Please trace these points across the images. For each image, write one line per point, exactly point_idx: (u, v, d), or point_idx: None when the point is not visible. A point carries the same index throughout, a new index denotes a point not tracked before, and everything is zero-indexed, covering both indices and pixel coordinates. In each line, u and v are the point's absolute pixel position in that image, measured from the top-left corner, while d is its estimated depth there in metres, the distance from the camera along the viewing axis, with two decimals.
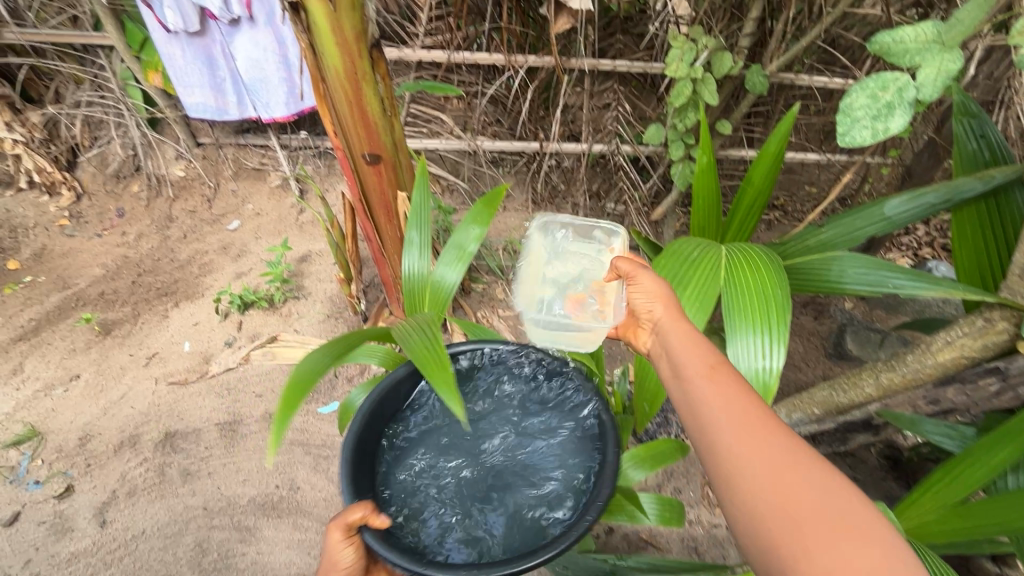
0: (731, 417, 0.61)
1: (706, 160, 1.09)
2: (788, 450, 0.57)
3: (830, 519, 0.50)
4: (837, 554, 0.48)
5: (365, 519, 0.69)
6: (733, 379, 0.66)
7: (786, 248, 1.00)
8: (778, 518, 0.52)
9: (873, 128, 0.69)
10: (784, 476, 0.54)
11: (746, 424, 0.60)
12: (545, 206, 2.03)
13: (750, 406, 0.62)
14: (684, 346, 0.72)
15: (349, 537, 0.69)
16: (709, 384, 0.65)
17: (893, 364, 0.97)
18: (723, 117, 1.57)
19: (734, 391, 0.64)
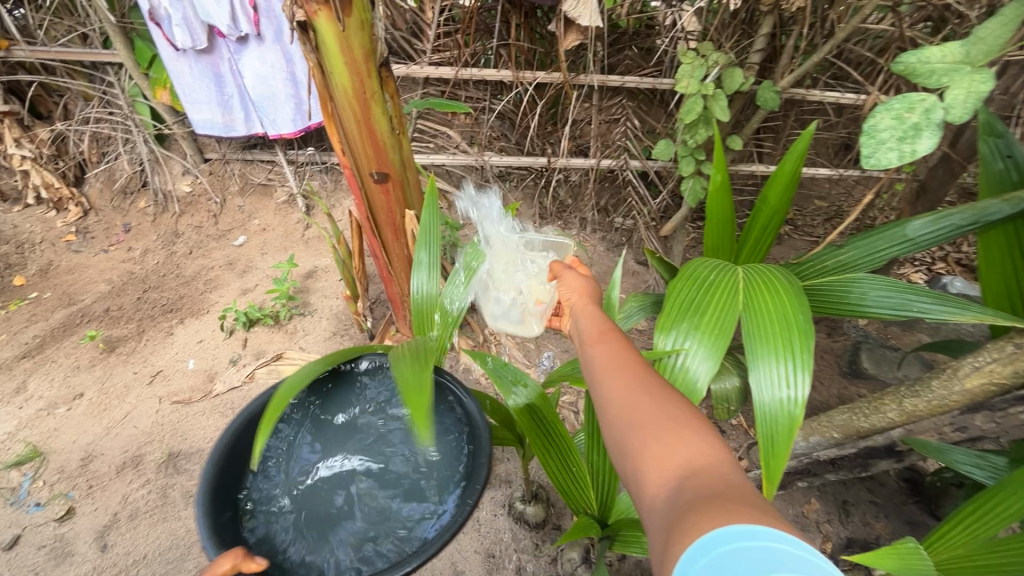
0: (603, 369, 0.68)
1: (721, 178, 1.07)
2: (647, 382, 0.63)
3: (666, 425, 0.55)
4: (663, 444, 0.53)
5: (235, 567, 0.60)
6: (618, 340, 0.73)
7: (804, 269, 0.98)
8: (627, 428, 0.58)
9: (899, 150, 0.66)
10: (638, 400, 0.60)
11: (613, 369, 0.66)
12: (553, 221, 2.03)
13: (624, 356, 0.69)
14: (588, 317, 0.80)
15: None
16: (598, 346, 0.72)
17: (917, 389, 0.93)
18: (734, 132, 1.56)
19: (615, 349, 0.71)
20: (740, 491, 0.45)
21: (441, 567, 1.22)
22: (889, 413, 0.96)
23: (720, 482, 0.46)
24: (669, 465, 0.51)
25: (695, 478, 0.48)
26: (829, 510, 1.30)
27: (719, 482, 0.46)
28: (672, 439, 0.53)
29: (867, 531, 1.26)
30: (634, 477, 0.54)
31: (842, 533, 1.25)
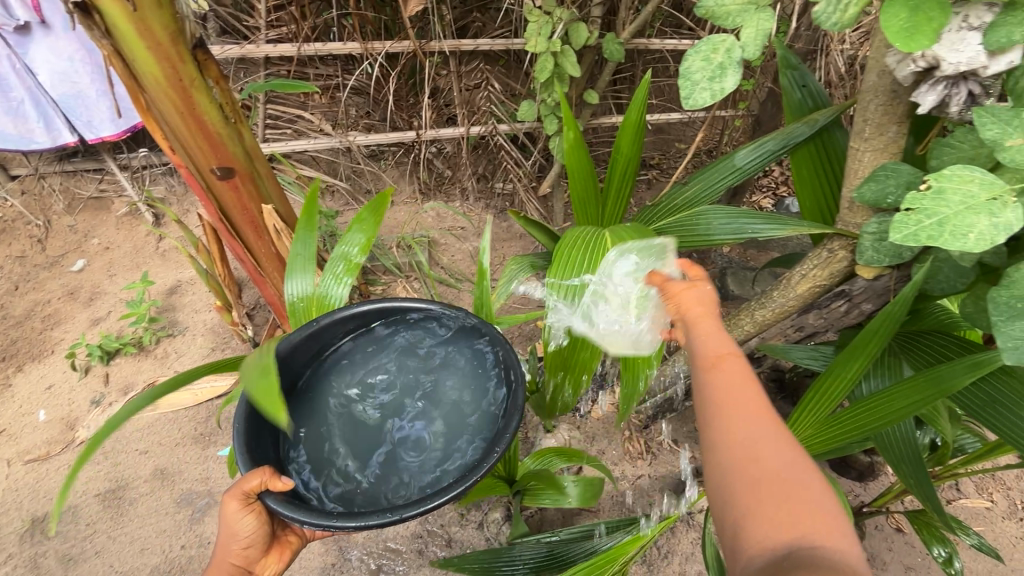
0: (719, 402, 0.56)
1: (572, 135, 1.11)
2: (781, 436, 0.52)
3: (800, 499, 0.47)
4: (793, 520, 0.45)
5: (263, 484, 0.68)
6: (745, 371, 0.57)
7: (658, 210, 1.05)
8: (742, 480, 0.50)
9: (712, 89, 0.72)
10: (764, 450, 0.51)
11: (732, 412, 0.54)
12: (434, 195, 2.01)
13: (748, 394, 0.55)
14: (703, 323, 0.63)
15: (246, 505, 0.73)
16: (715, 374, 0.58)
17: (764, 300, 1.04)
18: (590, 86, 1.60)
19: (737, 382, 0.56)
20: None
21: (370, 561, 1.20)
22: (745, 326, 1.08)
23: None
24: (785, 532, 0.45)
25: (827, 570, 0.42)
26: None
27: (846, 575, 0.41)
28: (793, 512, 0.46)
29: None
30: (735, 536, 0.49)
31: None
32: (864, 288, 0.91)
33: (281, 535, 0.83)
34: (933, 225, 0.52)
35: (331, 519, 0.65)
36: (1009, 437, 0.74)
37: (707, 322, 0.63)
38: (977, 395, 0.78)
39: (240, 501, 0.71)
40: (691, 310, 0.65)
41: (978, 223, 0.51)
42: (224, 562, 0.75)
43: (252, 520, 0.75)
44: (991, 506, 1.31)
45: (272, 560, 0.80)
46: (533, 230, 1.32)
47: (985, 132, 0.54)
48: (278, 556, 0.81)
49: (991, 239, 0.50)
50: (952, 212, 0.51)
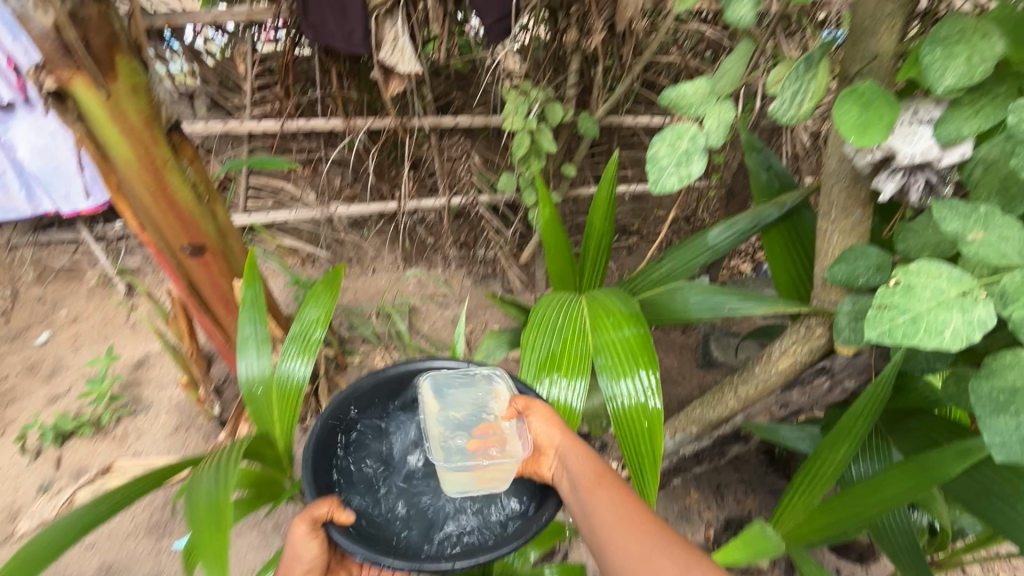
0: (612, 521, 0.68)
1: (547, 212, 1.14)
2: (662, 543, 0.64)
3: None
4: None
5: (330, 514, 0.71)
6: (619, 489, 0.71)
7: (634, 284, 1.05)
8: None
9: (679, 174, 0.73)
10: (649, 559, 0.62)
11: (621, 530, 0.66)
12: (416, 261, 2.01)
13: (625, 508, 0.69)
14: (580, 457, 0.76)
15: (315, 531, 0.71)
16: (595, 497, 0.71)
17: (746, 375, 1.02)
18: (567, 159, 1.64)
19: (615, 503, 0.69)
20: None
21: None
22: (729, 402, 1.05)
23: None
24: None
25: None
26: (707, 496, 1.38)
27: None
28: None
29: (740, 507, 1.36)
30: None
31: (721, 516, 1.34)
32: (845, 364, 0.89)
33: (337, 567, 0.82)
34: (906, 323, 0.52)
35: (382, 556, 0.69)
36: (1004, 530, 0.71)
37: (577, 449, 0.78)
38: (971, 485, 0.75)
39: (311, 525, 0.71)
40: (554, 434, 0.79)
41: (950, 319, 0.51)
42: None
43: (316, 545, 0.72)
44: None
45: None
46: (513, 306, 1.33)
47: (947, 224, 0.55)
48: None
49: (965, 337, 0.50)
50: (925, 310, 0.52)
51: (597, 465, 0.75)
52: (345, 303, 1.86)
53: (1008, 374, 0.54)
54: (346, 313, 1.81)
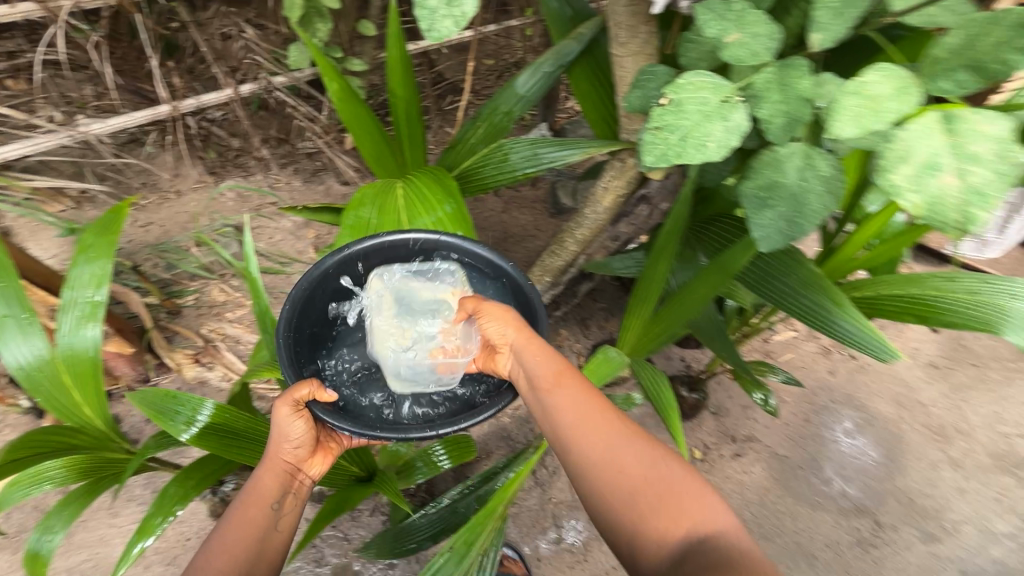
0: (578, 420, 0.67)
1: (336, 84, 0.96)
2: (642, 452, 0.64)
3: (666, 494, 0.61)
4: (671, 512, 0.59)
5: (312, 394, 0.71)
6: (578, 381, 0.71)
7: (460, 145, 0.97)
8: (642, 499, 0.61)
9: (452, 15, 0.63)
10: (632, 480, 0.62)
11: (593, 430, 0.66)
12: (227, 171, 1.72)
13: (590, 406, 0.68)
14: (530, 350, 0.73)
15: (298, 410, 0.71)
16: (559, 396, 0.69)
17: (580, 219, 1.06)
18: (363, 15, 1.41)
19: (579, 398, 0.69)
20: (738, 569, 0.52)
21: None
22: (570, 247, 1.10)
23: (728, 557, 0.54)
24: (676, 526, 0.58)
25: (706, 548, 0.55)
26: None
27: (729, 552, 0.54)
28: (677, 512, 0.59)
29: None
30: (628, 543, 0.60)
31: None
32: (658, 188, 0.96)
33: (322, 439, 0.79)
34: (677, 141, 0.52)
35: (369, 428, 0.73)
36: (809, 320, 0.76)
37: (533, 346, 0.73)
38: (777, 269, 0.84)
39: (293, 407, 0.70)
40: (507, 331, 0.75)
41: (712, 130, 0.51)
42: (277, 463, 0.69)
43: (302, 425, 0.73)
44: (795, 333, 1.60)
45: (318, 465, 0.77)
46: (329, 215, 1.14)
47: (708, 30, 0.53)
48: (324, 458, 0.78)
49: (726, 143, 0.51)
50: (691, 125, 0.52)
51: (558, 362, 0.73)
52: (153, 241, 1.58)
53: (770, 173, 0.58)
54: (158, 251, 1.54)
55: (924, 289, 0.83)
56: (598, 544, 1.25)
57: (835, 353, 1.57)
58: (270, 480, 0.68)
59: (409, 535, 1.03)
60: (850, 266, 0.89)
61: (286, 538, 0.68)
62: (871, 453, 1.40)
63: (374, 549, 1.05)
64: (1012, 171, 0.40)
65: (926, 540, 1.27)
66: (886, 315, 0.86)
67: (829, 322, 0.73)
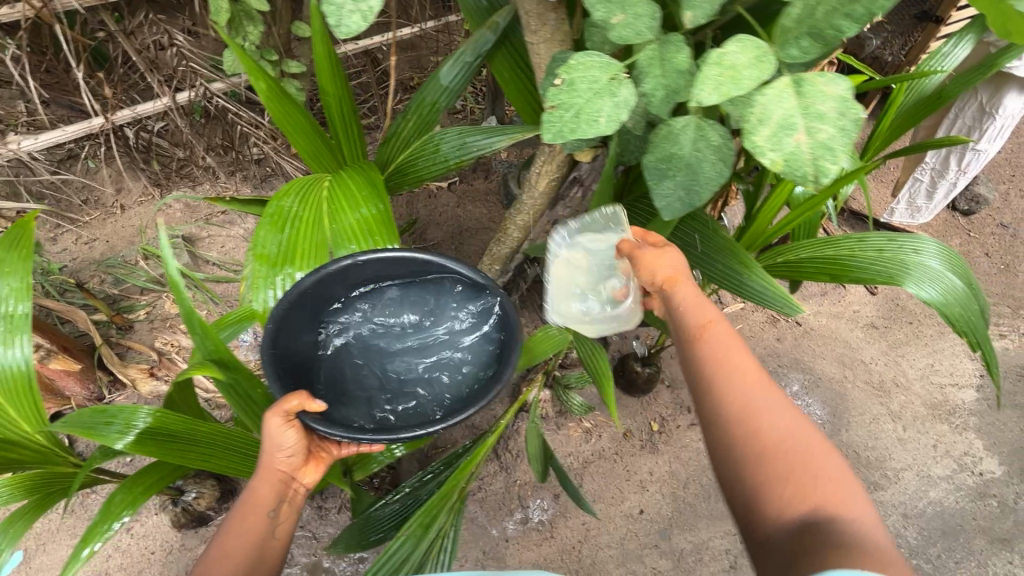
0: (721, 370, 0.64)
1: (264, 84, 0.94)
2: (785, 413, 0.60)
3: (798, 459, 0.56)
4: (800, 475, 0.55)
5: (302, 405, 0.65)
6: (729, 337, 0.66)
7: (393, 136, 0.99)
8: (770, 456, 0.57)
9: (360, 10, 0.64)
10: (768, 439, 0.58)
11: (736, 382, 0.62)
12: (174, 184, 1.71)
13: (744, 361, 0.64)
14: (690, 299, 0.70)
15: (290, 420, 0.66)
16: (707, 347, 0.65)
17: (518, 205, 1.09)
18: (296, 17, 1.41)
19: (732, 351, 0.65)
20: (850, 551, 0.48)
21: None
22: (513, 233, 1.14)
23: (854, 543, 0.49)
24: (801, 496, 0.54)
25: (831, 525, 0.51)
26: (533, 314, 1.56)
27: (852, 537, 0.50)
28: (808, 477, 0.55)
29: None
30: (751, 497, 0.57)
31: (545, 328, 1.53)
32: (588, 171, 1.00)
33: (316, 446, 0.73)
34: (571, 118, 0.55)
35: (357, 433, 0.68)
36: (723, 282, 0.81)
37: (686, 285, 0.72)
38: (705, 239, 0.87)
39: (283, 420, 0.65)
40: (659, 276, 0.73)
41: (602, 106, 0.54)
42: (267, 475, 0.66)
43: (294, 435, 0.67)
44: (744, 304, 1.67)
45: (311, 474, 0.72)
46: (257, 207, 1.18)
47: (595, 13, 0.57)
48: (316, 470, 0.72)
49: (615, 119, 0.54)
50: (584, 101, 0.55)
51: (707, 313, 0.69)
52: (100, 257, 1.56)
53: (665, 145, 0.61)
54: (105, 268, 1.52)
55: (838, 251, 0.88)
56: (564, 520, 1.29)
57: (782, 320, 1.63)
58: (266, 490, 0.65)
59: (376, 526, 1.04)
60: (764, 237, 0.93)
61: (282, 549, 0.65)
62: (818, 412, 1.47)
63: (341, 544, 1.06)
64: (854, 126, 0.44)
65: (871, 488, 1.35)
66: (804, 276, 0.91)
67: (740, 284, 0.78)
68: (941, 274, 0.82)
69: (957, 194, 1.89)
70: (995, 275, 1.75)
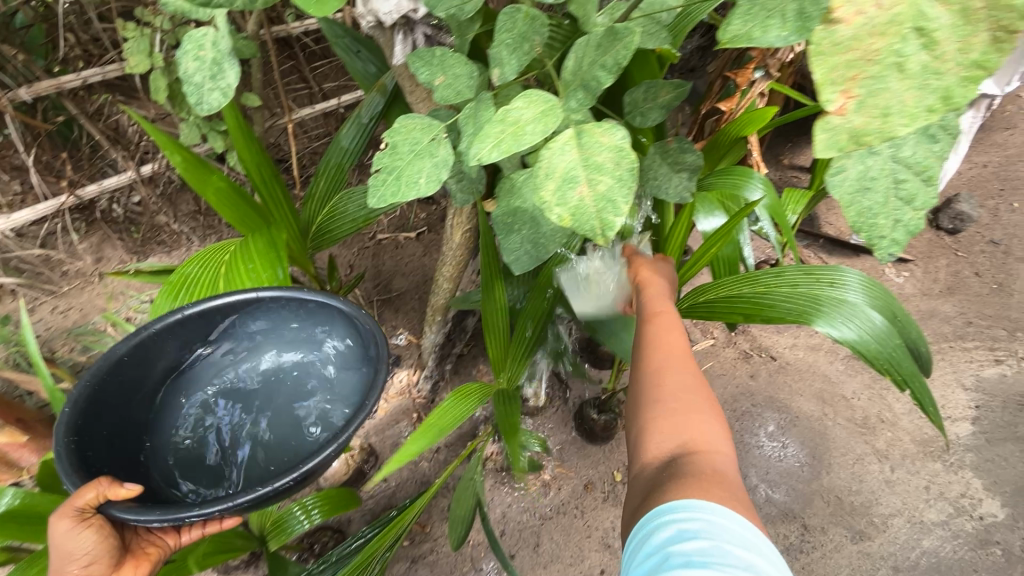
0: (653, 341, 0.70)
1: (180, 155, 0.93)
2: (695, 378, 0.66)
3: (687, 407, 0.62)
4: (681, 423, 0.61)
5: (100, 495, 0.62)
6: (674, 322, 0.73)
7: (309, 196, 1.01)
8: (663, 406, 0.63)
9: (220, 88, 0.58)
10: (670, 391, 0.64)
11: (660, 348, 0.69)
12: (150, 250, 1.73)
13: (679, 339, 0.70)
14: (651, 293, 0.79)
15: (81, 521, 0.65)
16: (649, 325, 0.73)
17: (442, 256, 1.09)
18: (246, 89, 1.49)
19: (673, 330, 0.72)
20: (698, 477, 0.55)
21: None
22: (443, 285, 1.13)
23: (700, 472, 0.55)
24: (671, 437, 0.60)
25: (688, 459, 0.57)
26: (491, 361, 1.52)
27: (703, 470, 0.56)
28: (685, 427, 0.61)
29: None
30: (638, 439, 0.63)
31: None
32: None
33: (133, 547, 0.76)
34: (393, 181, 0.53)
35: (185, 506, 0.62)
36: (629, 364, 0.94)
37: (656, 286, 0.81)
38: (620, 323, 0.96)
39: (75, 517, 0.64)
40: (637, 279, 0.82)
41: (422, 168, 0.53)
42: None
43: (91, 536, 0.67)
44: (714, 340, 1.58)
45: (129, 574, 0.72)
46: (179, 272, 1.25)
47: (421, 75, 0.57)
48: (133, 569, 0.73)
49: (437, 180, 0.54)
50: (406, 165, 0.54)
51: (664, 306, 0.76)
52: (71, 325, 1.60)
53: (512, 198, 0.59)
54: (73, 336, 1.56)
55: (754, 286, 0.84)
56: None
57: (755, 355, 1.55)
58: None
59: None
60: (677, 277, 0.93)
61: None
62: (795, 453, 1.37)
63: None
64: (630, 176, 0.42)
65: (857, 539, 1.24)
66: (721, 317, 0.86)
67: None
68: (856, 309, 0.77)
69: (940, 212, 1.81)
70: (987, 295, 1.64)
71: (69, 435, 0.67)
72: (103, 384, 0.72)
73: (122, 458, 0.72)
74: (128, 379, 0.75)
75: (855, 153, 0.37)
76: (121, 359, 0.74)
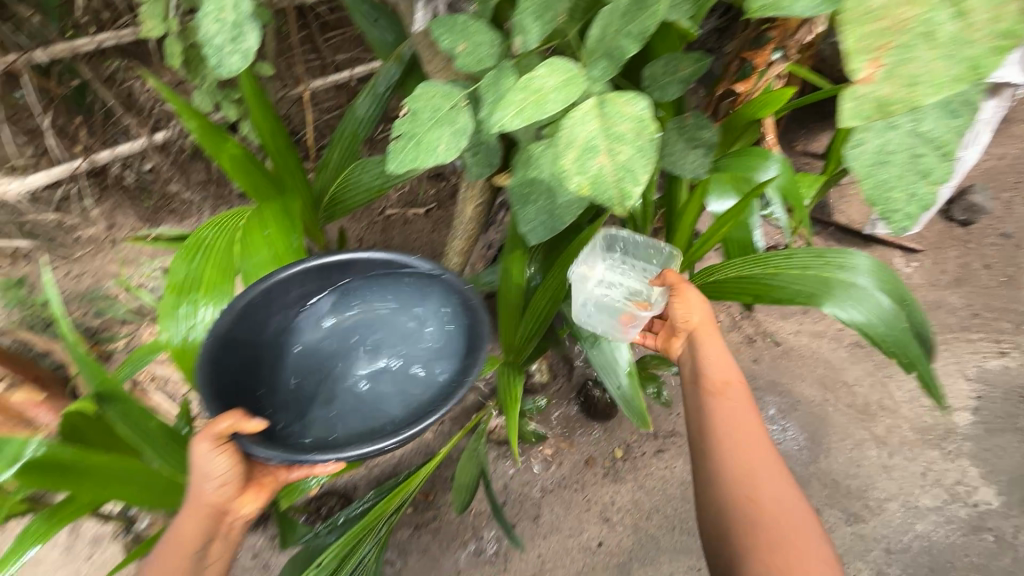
0: (728, 426, 0.76)
1: (195, 121, 0.93)
2: (774, 468, 0.72)
3: (776, 506, 0.67)
4: (776, 528, 0.65)
5: (235, 426, 0.65)
6: (743, 400, 0.79)
7: (324, 164, 1.02)
8: (749, 507, 0.68)
9: (241, 51, 0.59)
10: (755, 486, 0.70)
11: (738, 438, 0.75)
12: (161, 219, 1.74)
13: (749, 418, 0.77)
14: (717, 358, 0.84)
15: (219, 446, 0.67)
16: (721, 401, 0.79)
17: (453, 230, 1.09)
18: (259, 58, 1.48)
19: (744, 411, 0.78)
20: None
21: None
22: (454, 259, 1.13)
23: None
24: (767, 542, 0.65)
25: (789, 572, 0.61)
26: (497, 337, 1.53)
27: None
28: (786, 539, 0.64)
29: None
30: (729, 547, 0.68)
31: None
32: None
33: (256, 473, 0.75)
34: (412, 147, 0.53)
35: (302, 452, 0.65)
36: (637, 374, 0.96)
37: (712, 340, 0.86)
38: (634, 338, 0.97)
39: (213, 442, 0.66)
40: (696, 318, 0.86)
41: (440, 137, 0.54)
42: (201, 507, 0.69)
43: (223, 461, 0.69)
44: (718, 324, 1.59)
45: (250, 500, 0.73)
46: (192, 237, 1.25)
47: (443, 42, 0.57)
48: (254, 495, 0.74)
49: (455, 148, 0.54)
50: (424, 131, 0.54)
51: (733, 376, 0.82)
52: (84, 290, 1.62)
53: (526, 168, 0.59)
54: (88, 300, 1.59)
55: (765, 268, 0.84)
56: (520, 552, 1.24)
57: (758, 340, 1.56)
58: (190, 526, 0.69)
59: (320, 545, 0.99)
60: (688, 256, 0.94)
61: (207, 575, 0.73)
62: (794, 437, 1.39)
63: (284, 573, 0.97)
64: (651, 148, 0.42)
65: (851, 521, 1.27)
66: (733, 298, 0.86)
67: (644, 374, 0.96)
68: (864, 293, 0.78)
69: (952, 203, 1.79)
70: (994, 288, 1.64)
71: (208, 367, 0.69)
72: (238, 320, 0.74)
73: (246, 391, 0.73)
74: (254, 320, 0.76)
75: (878, 127, 0.37)
76: (251, 302, 0.75)
